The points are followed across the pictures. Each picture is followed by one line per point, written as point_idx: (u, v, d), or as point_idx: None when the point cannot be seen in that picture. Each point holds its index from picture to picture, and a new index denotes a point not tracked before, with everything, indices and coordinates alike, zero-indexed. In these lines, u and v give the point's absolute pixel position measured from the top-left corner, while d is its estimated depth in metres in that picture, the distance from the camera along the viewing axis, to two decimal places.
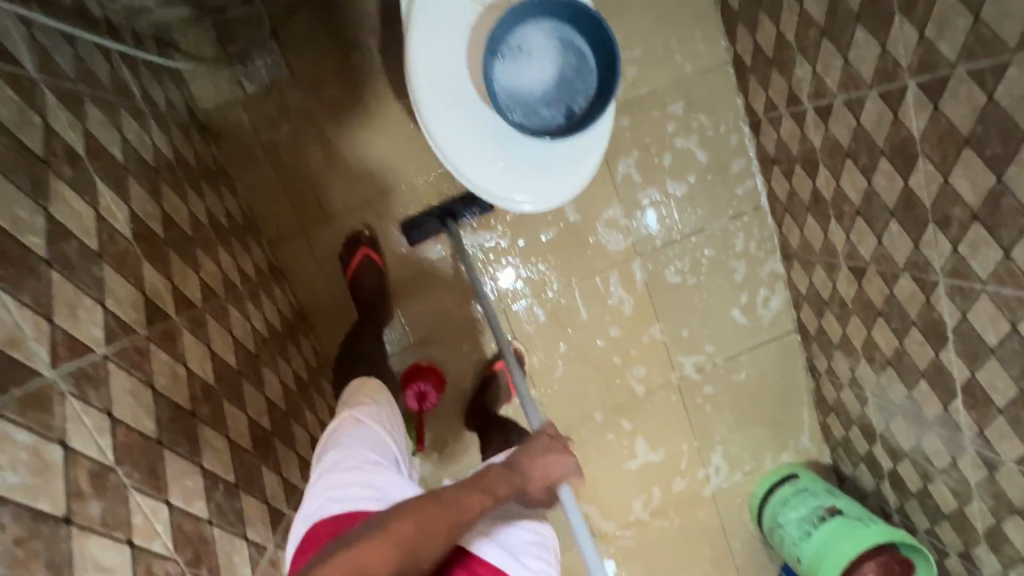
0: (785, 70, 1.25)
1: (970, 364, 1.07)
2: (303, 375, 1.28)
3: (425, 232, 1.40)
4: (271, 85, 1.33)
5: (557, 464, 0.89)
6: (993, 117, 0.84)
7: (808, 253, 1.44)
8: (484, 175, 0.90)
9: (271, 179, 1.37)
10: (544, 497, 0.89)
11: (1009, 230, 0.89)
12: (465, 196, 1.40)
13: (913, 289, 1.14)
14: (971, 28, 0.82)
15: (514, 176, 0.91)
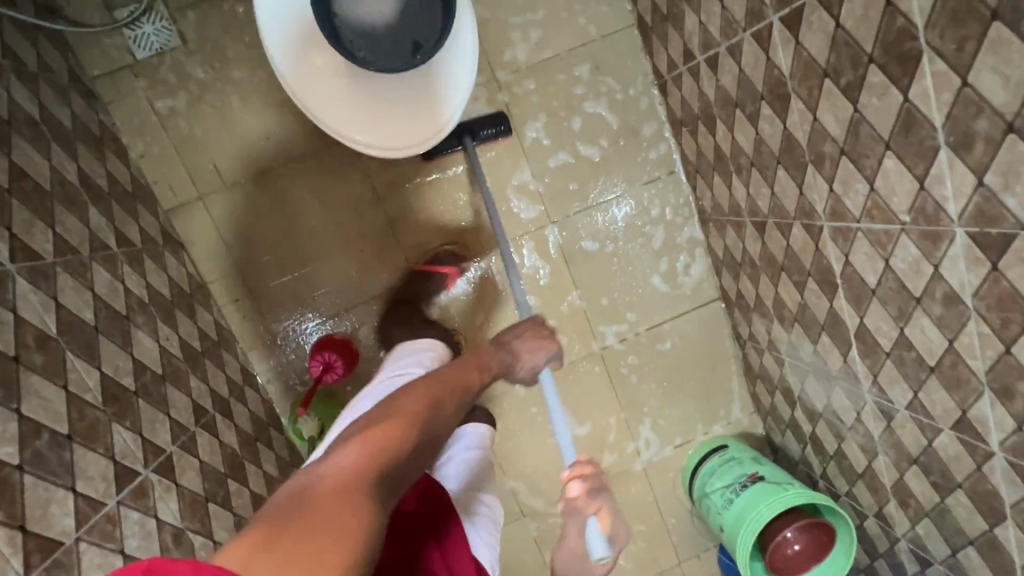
0: (678, 25, 1.25)
1: (858, 309, 1.04)
2: (196, 344, 1.24)
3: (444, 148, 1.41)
4: (161, 51, 1.30)
5: (543, 348, 1.11)
6: (841, 42, 0.83)
7: (720, 215, 1.43)
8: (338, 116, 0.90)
9: (167, 148, 1.34)
10: (529, 377, 1.12)
11: (870, 161, 0.87)
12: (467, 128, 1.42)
13: (804, 238, 1.12)
14: None
15: (370, 116, 0.93)
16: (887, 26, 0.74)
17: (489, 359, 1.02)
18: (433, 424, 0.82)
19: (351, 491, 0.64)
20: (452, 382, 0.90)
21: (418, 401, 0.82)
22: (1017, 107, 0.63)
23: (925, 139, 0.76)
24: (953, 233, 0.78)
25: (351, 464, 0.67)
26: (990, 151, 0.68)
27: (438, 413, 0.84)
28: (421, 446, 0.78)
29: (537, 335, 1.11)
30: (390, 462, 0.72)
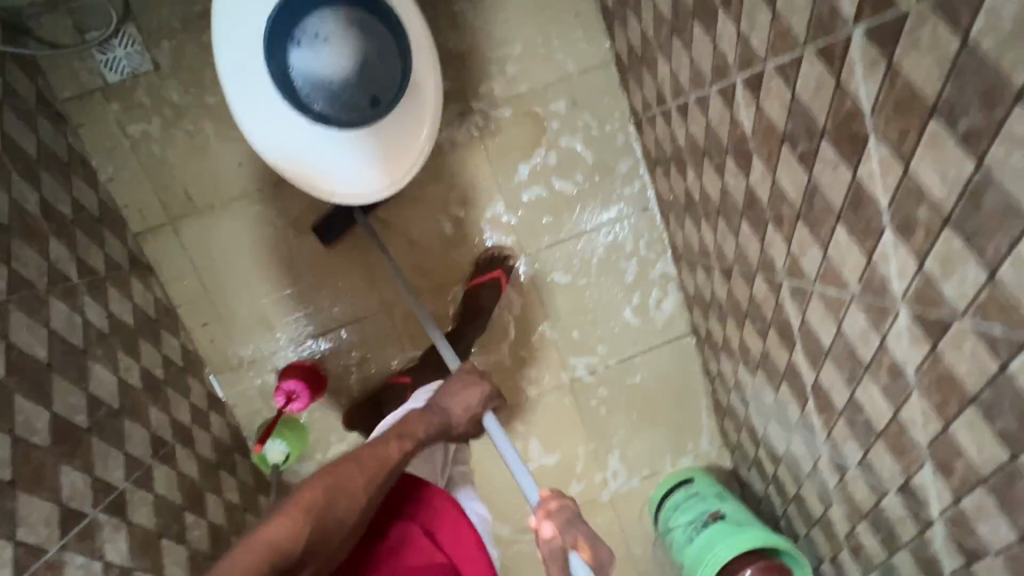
0: (651, 69, 1.25)
1: (815, 366, 1.05)
2: (158, 373, 1.23)
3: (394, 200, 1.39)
4: (133, 75, 1.28)
5: (475, 394, 1.08)
6: (797, 113, 0.83)
7: (691, 254, 1.43)
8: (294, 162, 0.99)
9: (136, 171, 1.32)
10: (470, 428, 1.08)
11: (823, 229, 0.88)
12: None
13: (766, 290, 1.12)
14: (771, 22, 0.81)
15: (327, 164, 1.02)
16: (838, 105, 0.75)
17: (414, 427, 1.03)
18: (336, 508, 0.90)
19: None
20: (366, 457, 0.96)
21: (319, 489, 0.90)
22: (953, 201, 0.64)
23: (872, 217, 0.77)
24: (898, 309, 0.79)
25: (239, 565, 0.77)
26: (930, 238, 0.69)
27: (347, 492, 0.92)
28: (324, 528, 0.88)
29: (462, 393, 1.08)
30: (285, 551, 0.83)
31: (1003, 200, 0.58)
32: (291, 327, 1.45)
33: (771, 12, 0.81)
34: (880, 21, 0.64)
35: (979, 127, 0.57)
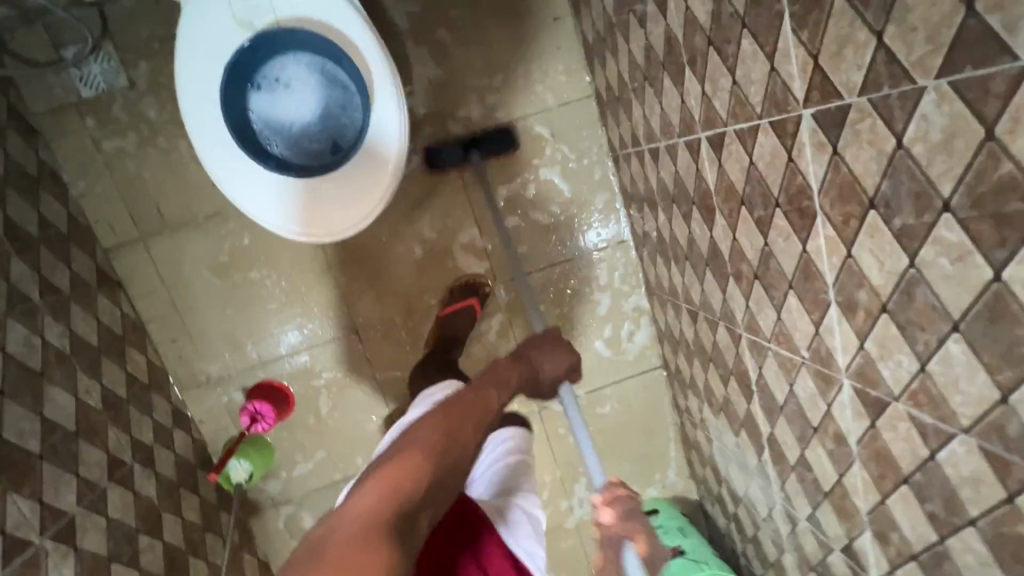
0: (627, 110, 1.25)
1: (771, 419, 1.06)
2: (121, 391, 1.23)
3: (447, 160, 1.40)
4: (107, 91, 1.27)
5: (557, 360, 1.04)
6: (755, 178, 0.84)
7: (662, 291, 1.44)
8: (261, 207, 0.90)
9: (108, 186, 1.32)
10: (548, 392, 1.05)
11: (777, 292, 0.88)
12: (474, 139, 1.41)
13: (728, 339, 1.13)
14: (731, 88, 0.82)
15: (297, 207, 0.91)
16: (789, 179, 0.75)
17: (506, 372, 0.98)
18: (453, 455, 0.81)
19: (367, 537, 0.67)
20: (469, 402, 0.90)
21: (431, 434, 0.82)
22: (889, 290, 0.64)
23: (819, 290, 0.77)
24: (842, 381, 0.79)
25: (363, 505, 0.71)
26: (870, 320, 0.69)
27: (463, 441, 0.84)
28: (446, 476, 0.79)
29: (553, 348, 1.04)
30: (406, 498, 0.73)
31: (932, 297, 0.59)
32: (263, 347, 1.46)
33: (731, 80, 0.81)
34: (826, 108, 0.64)
35: (912, 226, 0.58)
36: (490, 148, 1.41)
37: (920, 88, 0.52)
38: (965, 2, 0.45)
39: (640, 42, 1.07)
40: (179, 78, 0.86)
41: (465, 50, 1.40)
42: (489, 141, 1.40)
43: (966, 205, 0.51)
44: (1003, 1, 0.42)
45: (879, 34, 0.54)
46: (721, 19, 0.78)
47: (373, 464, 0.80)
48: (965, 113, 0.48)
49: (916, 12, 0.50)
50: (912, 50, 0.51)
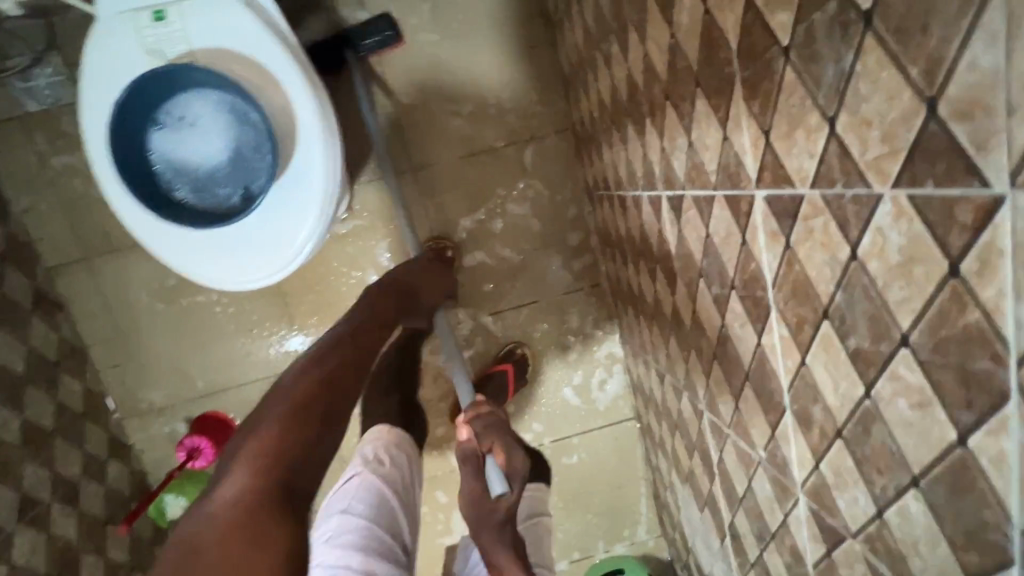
0: (598, 150, 1.16)
1: (731, 506, 0.95)
2: (47, 423, 1.17)
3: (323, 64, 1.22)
4: (54, 105, 1.21)
5: (434, 274, 1.16)
6: (712, 252, 0.73)
7: (633, 342, 1.33)
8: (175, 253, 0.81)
9: (52, 204, 1.26)
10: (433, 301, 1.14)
11: (735, 379, 0.78)
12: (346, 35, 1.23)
13: (692, 411, 1.02)
14: (688, 151, 0.72)
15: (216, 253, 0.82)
16: (743, 264, 0.65)
17: (375, 335, 0.98)
18: (327, 400, 0.82)
19: (244, 529, 0.66)
20: (346, 347, 0.92)
21: (302, 387, 0.82)
22: (844, 416, 0.54)
23: (774, 392, 0.67)
24: (797, 496, 0.69)
25: (237, 489, 0.70)
26: (825, 441, 0.59)
27: (338, 384, 0.85)
28: (325, 427, 0.79)
29: (425, 271, 1.14)
30: (281, 460, 0.74)
31: (888, 439, 0.48)
32: (210, 378, 1.39)
33: (687, 141, 0.71)
34: (778, 194, 0.54)
35: (867, 351, 0.47)
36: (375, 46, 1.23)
37: (875, 195, 0.41)
38: (926, 102, 0.35)
39: (606, 82, 0.97)
40: (82, 110, 0.78)
41: (434, 75, 1.32)
42: (366, 33, 1.21)
43: (926, 346, 0.41)
44: (971, 110, 0.32)
45: (831, 121, 0.44)
46: (676, 72, 0.68)
47: (238, 439, 0.78)
48: (925, 238, 0.38)
49: (870, 103, 0.39)
50: (866, 149, 0.41)
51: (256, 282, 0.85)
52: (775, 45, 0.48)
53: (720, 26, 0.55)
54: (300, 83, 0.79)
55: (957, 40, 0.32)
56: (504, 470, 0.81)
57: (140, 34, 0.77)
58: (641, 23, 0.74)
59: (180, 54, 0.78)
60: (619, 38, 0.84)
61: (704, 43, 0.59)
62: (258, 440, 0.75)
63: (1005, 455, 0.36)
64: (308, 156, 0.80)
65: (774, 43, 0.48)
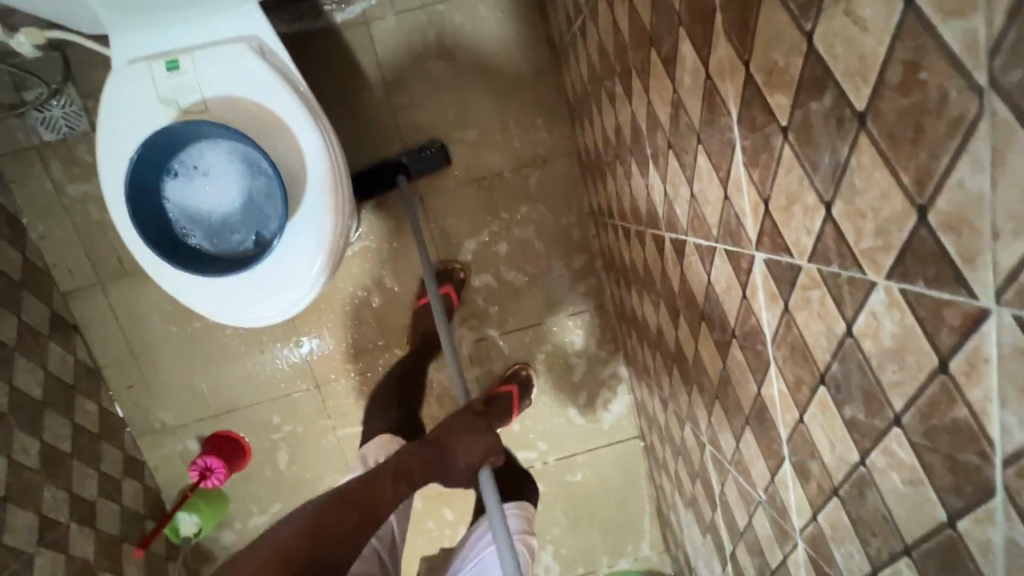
0: (602, 179, 1.17)
1: (733, 537, 0.96)
2: (65, 445, 1.20)
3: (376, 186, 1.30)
4: (69, 135, 1.24)
5: (478, 441, 1.00)
6: (714, 299, 0.74)
7: (637, 366, 1.35)
8: (192, 295, 0.84)
9: (68, 230, 1.29)
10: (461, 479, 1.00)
11: (736, 421, 0.79)
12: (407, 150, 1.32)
13: (695, 442, 1.04)
14: (690, 200, 0.73)
15: (230, 294, 0.84)
16: (743, 316, 0.66)
17: (388, 491, 0.90)
18: (317, 551, 0.79)
19: None
20: (368, 489, 0.89)
21: (302, 522, 0.81)
22: (840, 477, 0.55)
23: (773, 440, 0.68)
24: (796, 541, 0.70)
25: None
26: (822, 496, 0.60)
27: (336, 534, 0.82)
28: (314, 559, 0.78)
29: (467, 425, 1.02)
30: None
31: (882, 507, 0.49)
32: (221, 398, 1.42)
33: (689, 192, 0.72)
34: (777, 260, 0.55)
35: (862, 422, 0.49)
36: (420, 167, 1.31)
37: (869, 281, 0.42)
38: (917, 208, 0.36)
39: (611, 120, 0.98)
40: (100, 157, 0.80)
41: (441, 103, 1.33)
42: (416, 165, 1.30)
43: (917, 430, 0.42)
44: (958, 225, 0.33)
45: (828, 205, 0.45)
46: (679, 126, 0.69)
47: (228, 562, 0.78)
48: (916, 330, 0.39)
49: (864, 197, 0.40)
50: (860, 237, 0.42)
51: (267, 320, 0.86)
52: (774, 122, 0.49)
53: (721, 94, 0.57)
54: (310, 126, 0.81)
55: (945, 158, 0.33)
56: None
57: (155, 84, 0.79)
58: (644, 74, 0.76)
59: (194, 103, 0.80)
60: (623, 82, 0.86)
61: (706, 105, 0.61)
62: (245, 562, 0.76)
63: (993, 545, 0.38)
64: (317, 197, 0.82)
65: (773, 121, 0.49)
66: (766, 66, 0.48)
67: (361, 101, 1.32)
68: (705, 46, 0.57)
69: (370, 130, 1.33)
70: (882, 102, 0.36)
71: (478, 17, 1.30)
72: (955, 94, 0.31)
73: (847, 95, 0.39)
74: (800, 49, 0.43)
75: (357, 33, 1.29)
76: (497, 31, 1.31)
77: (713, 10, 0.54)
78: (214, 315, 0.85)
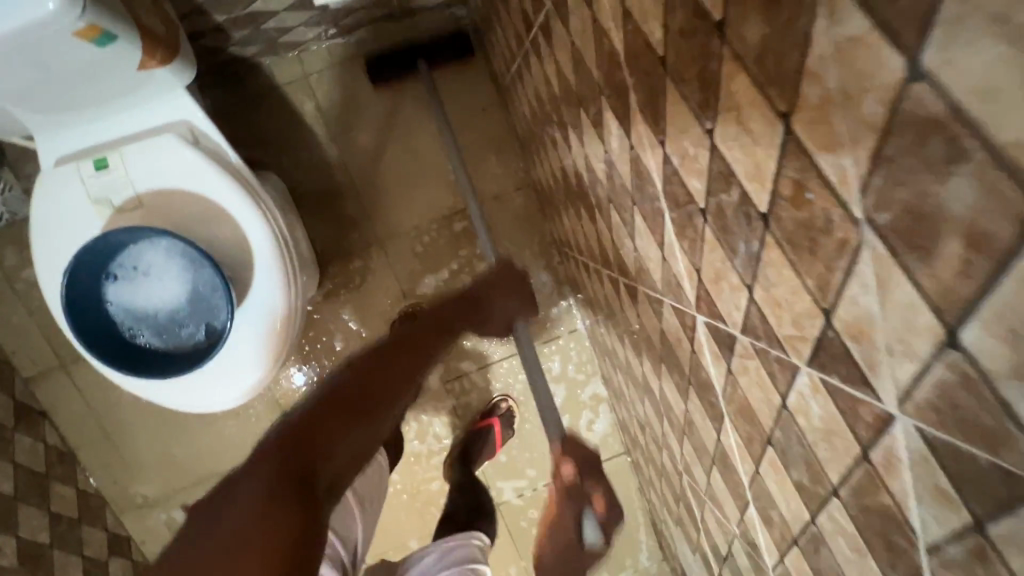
0: (557, 210, 1.17)
1: (719, 560, 0.97)
2: (41, 537, 1.17)
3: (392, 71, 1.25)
4: (13, 220, 1.21)
5: None
6: (669, 344, 0.75)
7: (613, 386, 1.36)
8: (152, 391, 0.83)
9: (23, 314, 1.26)
10: None
11: (705, 459, 0.80)
12: (445, 40, 1.28)
13: (673, 467, 1.05)
14: (634, 252, 0.73)
15: (190, 385, 0.83)
16: (695, 367, 0.67)
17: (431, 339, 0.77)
18: (370, 389, 0.68)
19: (264, 520, 0.52)
20: (393, 349, 0.73)
21: (358, 375, 0.68)
22: (797, 529, 0.56)
23: (736, 483, 0.69)
24: None
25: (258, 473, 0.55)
26: (785, 542, 0.61)
27: (384, 377, 0.70)
28: (364, 413, 0.65)
29: (504, 281, 0.86)
30: (310, 447, 0.59)
31: (837, 564, 0.50)
32: (201, 464, 1.39)
33: (631, 243, 0.73)
34: (715, 325, 0.56)
35: (807, 486, 0.50)
36: (441, 55, 1.28)
37: (793, 365, 0.43)
38: (823, 310, 0.37)
39: (556, 160, 0.99)
40: (38, 266, 0.79)
41: (390, 148, 1.33)
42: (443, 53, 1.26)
43: (854, 504, 0.43)
44: (859, 335, 0.34)
45: (749, 288, 0.45)
46: (614, 184, 0.70)
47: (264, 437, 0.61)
48: (838, 417, 0.40)
49: (778, 289, 0.41)
50: (781, 323, 0.43)
51: (202, 412, 0.85)
52: (693, 203, 0.49)
53: (645, 165, 0.57)
54: (248, 208, 0.80)
55: (839, 273, 0.33)
56: (601, 521, 0.68)
57: (85, 184, 0.78)
58: (577, 129, 0.76)
59: (127, 200, 0.78)
60: (561, 131, 0.86)
61: (634, 172, 0.61)
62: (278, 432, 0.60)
63: None
64: (263, 279, 0.81)
65: (692, 202, 0.50)
66: (678, 151, 0.48)
67: (311, 152, 1.31)
68: (624, 119, 0.58)
69: (323, 178, 1.32)
70: (780, 211, 0.37)
71: (422, 61, 1.30)
72: (839, 220, 0.32)
73: (751, 196, 0.40)
74: (705, 143, 0.43)
75: (299, 88, 1.28)
76: (441, 74, 1.31)
77: (626, 88, 0.54)
78: (177, 405, 0.85)
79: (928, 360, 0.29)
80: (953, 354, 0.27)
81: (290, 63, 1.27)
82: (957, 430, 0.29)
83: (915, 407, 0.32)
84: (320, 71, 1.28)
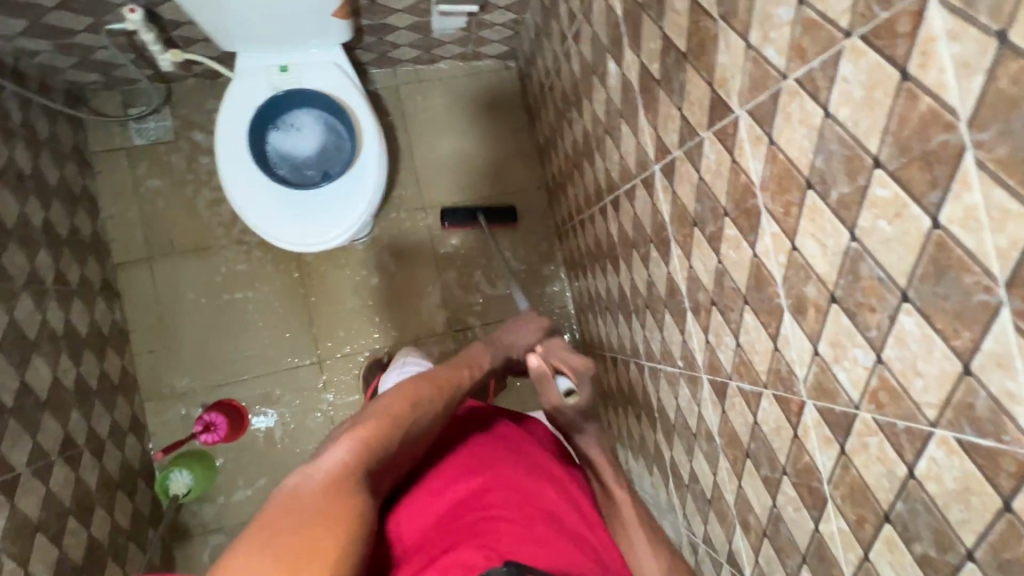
0: (564, 191, 1.60)
1: (670, 439, 1.20)
2: (92, 383, 1.34)
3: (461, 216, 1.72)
4: (156, 141, 1.60)
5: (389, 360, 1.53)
6: (638, 221, 1.11)
7: (592, 348, 1.65)
8: (261, 216, 1.16)
9: (133, 213, 1.58)
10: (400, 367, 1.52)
11: (660, 314, 1.10)
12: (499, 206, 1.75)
13: (637, 375, 1.31)
14: (619, 161, 1.14)
15: (288, 219, 1.17)
16: (653, 218, 1.03)
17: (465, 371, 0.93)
18: (418, 414, 0.80)
19: (340, 488, 0.66)
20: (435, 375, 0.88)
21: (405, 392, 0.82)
22: (711, 286, 0.88)
23: (678, 302, 1.00)
24: (703, 378, 0.98)
25: (337, 458, 0.69)
26: (707, 315, 0.91)
27: (426, 407, 0.82)
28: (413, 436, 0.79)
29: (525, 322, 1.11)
30: (379, 451, 0.73)
31: (732, 281, 0.82)
32: (230, 368, 1.59)
33: (618, 154, 1.13)
34: (665, 161, 0.94)
35: (713, 231, 0.84)
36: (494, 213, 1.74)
37: (701, 137, 0.81)
38: (710, 84, 0.76)
39: (570, 139, 1.43)
40: (220, 117, 1.17)
41: (445, 144, 1.79)
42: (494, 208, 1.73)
43: (732, 207, 0.77)
44: (723, 81, 0.73)
45: (680, 110, 0.85)
46: (610, 114, 1.12)
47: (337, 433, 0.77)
48: (721, 149, 0.77)
49: (692, 94, 0.81)
50: (694, 116, 0.82)
51: (286, 244, 1.17)
52: (654, 79, 0.91)
53: (629, 79, 1.00)
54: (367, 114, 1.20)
55: (713, 56, 0.74)
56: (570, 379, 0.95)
57: (271, 78, 1.20)
58: (589, 92, 1.22)
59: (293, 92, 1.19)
60: (577, 107, 1.32)
61: (622, 91, 1.04)
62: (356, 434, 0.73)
63: (769, 246, 0.71)
64: (364, 162, 1.19)
65: (653, 79, 0.91)
66: (648, 51, 0.91)
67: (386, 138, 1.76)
68: (619, 57, 1.02)
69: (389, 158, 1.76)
70: (691, 44, 0.78)
71: (480, 90, 1.82)
72: (711, 27, 0.73)
73: (679, 47, 0.81)
74: (659, 35, 0.86)
75: (389, 94, 1.78)
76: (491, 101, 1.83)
77: (622, 35, 0.99)
78: (271, 236, 1.17)
79: (745, 65, 0.68)
80: (750, 51, 0.66)
81: (387, 77, 1.78)
82: (757, 92, 0.67)
83: (745, 98, 0.69)
84: (406, 85, 1.79)
